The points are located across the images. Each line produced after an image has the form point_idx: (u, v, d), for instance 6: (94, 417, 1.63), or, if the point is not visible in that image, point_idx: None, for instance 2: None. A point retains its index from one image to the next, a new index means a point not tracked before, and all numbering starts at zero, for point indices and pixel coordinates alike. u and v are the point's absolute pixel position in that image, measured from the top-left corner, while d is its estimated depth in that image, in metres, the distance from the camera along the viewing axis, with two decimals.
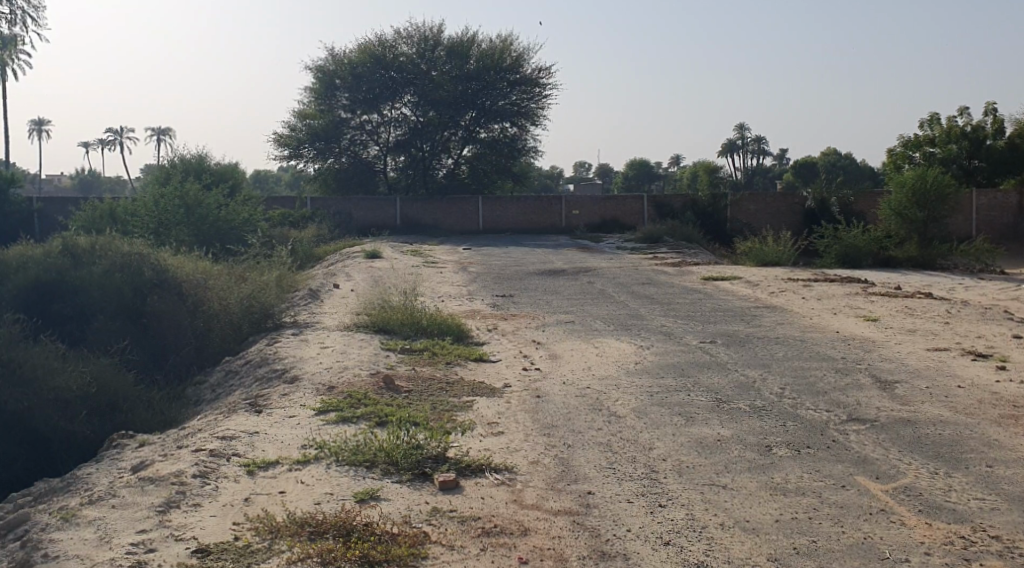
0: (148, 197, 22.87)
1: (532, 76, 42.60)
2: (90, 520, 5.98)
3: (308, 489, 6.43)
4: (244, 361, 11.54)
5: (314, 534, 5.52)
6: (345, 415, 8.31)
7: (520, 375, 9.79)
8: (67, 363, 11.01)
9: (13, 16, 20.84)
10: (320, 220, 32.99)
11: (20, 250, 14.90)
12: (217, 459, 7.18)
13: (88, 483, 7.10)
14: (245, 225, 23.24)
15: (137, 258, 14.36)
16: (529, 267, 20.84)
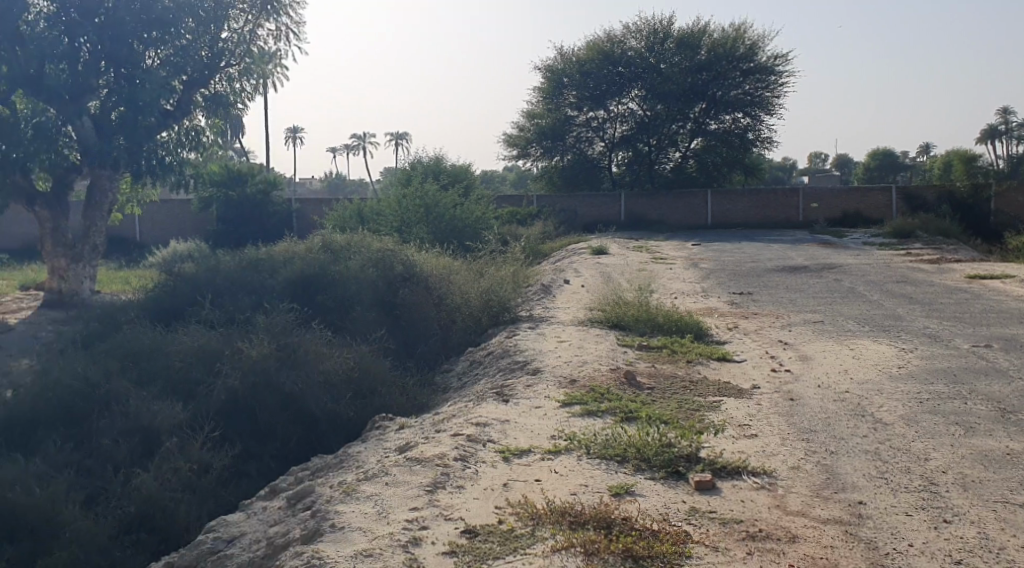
0: (392, 196, 24.54)
1: (767, 64, 40.87)
2: (368, 496, 6.43)
3: (564, 479, 6.54)
4: (488, 352, 11.98)
5: (575, 523, 5.59)
6: (592, 408, 8.39)
7: (768, 376, 9.41)
8: (332, 348, 11.93)
9: (279, 31, 23.00)
10: (546, 217, 33.59)
11: (286, 246, 16.40)
12: (475, 445, 7.48)
13: (359, 461, 7.66)
14: (479, 222, 24.11)
15: (387, 254, 15.37)
16: (765, 263, 20.08)
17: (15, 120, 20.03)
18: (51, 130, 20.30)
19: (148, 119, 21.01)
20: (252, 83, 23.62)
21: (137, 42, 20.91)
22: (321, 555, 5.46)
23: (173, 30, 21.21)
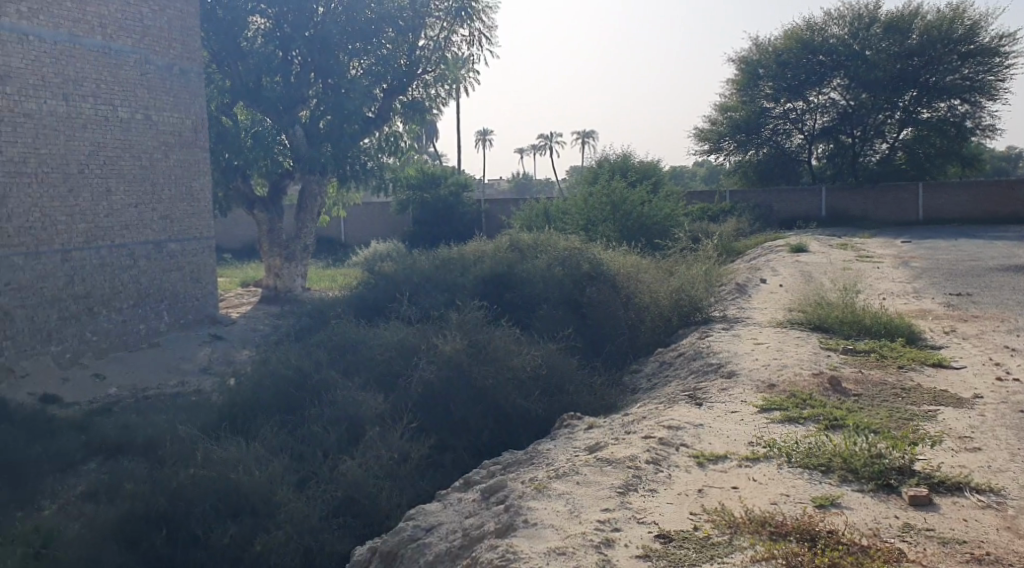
0: (580, 194, 24.62)
1: (991, 45, 37.35)
2: (559, 494, 6.44)
3: (762, 487, 6.24)
4: (679, 353, 11.72)
5: (776, 534, 5.31)
6: (791, 414, 7.97)
7: (994, 385, 8.56)
8: (523, 345, 12.11)
9: (472, 36, 23.68)
10: (739, 214, 32.52)
11: (477, 246, 16.84)
12: (667, 448, 7.31)
13: (550, 459, 7.69)
14: (668, 220, 23.70)
15: (576, 253, 15.42)
16: (987, 262, 18.36)
17: (236, 130, 21.37)
18: (267, 138, 21.46)
19: (352, 126, 22.39)
20: (446, 88, 24.29)
21: (343, 53, 22.37)
22: (515, 550, 5.50)
23: (374, 40, 22.45)
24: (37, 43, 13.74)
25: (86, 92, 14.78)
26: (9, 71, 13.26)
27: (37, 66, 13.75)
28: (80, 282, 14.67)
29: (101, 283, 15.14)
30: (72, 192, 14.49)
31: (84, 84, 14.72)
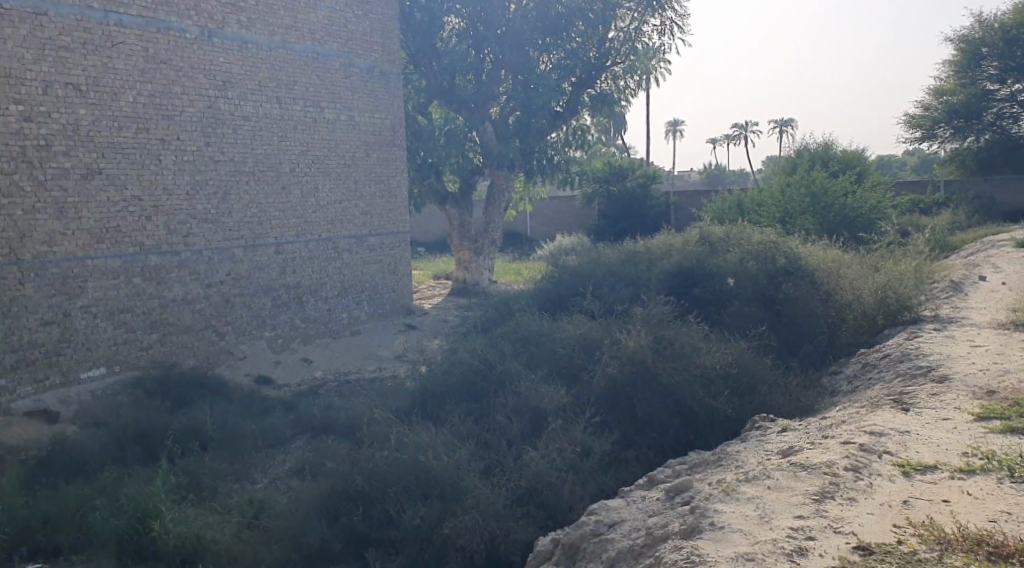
0: (775, 185, 23.60)
1: None
2: (749, 498, 6.16)
3: (979, 503, 5.66)
4: (884, 355, 10.92)
5: (995, 555, 4.80)
6: (1015, 424, 7.19)
7: None
8: (712, 342, 11.73)
9: (663, 26, 23.27)
10: (955, 206, 29.97)
11: (665, 240, 16.51)
12: (868, 455, 6.81)
13: (739, 461, 7.39)
14: (873, 212, 22.20)
15: (769, 247, 14.76)
16: None
17: (432, 128, 22.56)
18: (459, 136, 22.66)
19: (539, 120, 22.54)
20: (636, 80, 24.11)
21: (533, 49, 22.53)
22: (700, 552, 5.31)
23: (564, 35, 22.51)
24: (255, 51, 14.91)
25: (297, 94, 15.87)
26: (231, 77, 14.49)
27: (255, 72, 14.93)
28: (291, 273, 15.81)
29: (308, 275, 16.22)
30: (284, 189, 15.62)
31: (295, 88, 15.81)
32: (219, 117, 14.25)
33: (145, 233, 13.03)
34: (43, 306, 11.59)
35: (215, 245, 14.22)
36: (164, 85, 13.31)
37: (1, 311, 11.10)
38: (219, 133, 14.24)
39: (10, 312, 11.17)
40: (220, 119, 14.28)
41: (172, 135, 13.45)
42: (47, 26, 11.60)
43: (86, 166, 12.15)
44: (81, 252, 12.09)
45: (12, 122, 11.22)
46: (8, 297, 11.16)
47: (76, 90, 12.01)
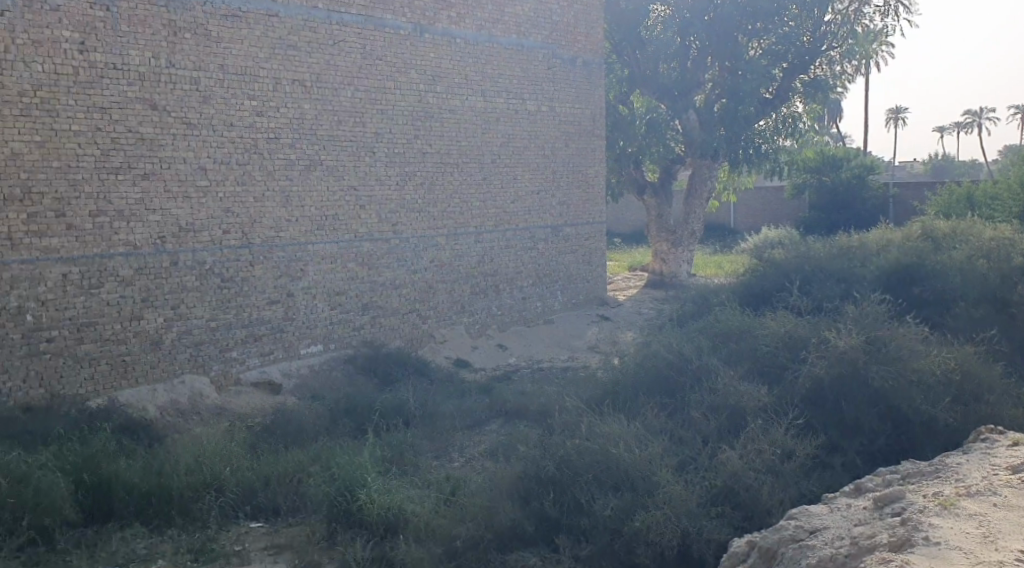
0: (1013, 177, 21.40)
1: None
2: (972, 515, 5.63)
3: None
4: None
5: None
6: None
7: None
8: (932, 345, 10.83)
9: (887, 7, 21.73)
10: None
11: (882, 234, 15.43)
12: None
13: (960, 474, 6.77)
14: None
15: (1004, 244, 13.42)
16: None
17: (634, 117, 22.34)
18: (662, 125, 22.18)
19: (748, 107, 21.65)
20: (853, 65, 22.73)
21: (742, 34, 21.80)
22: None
23: (776, 19, 21.52)
24: (463, 45, 15.47)
25: (501, 87, 16.28)
26: (440, 71, 15.10)
27: (462, 65, 15.48)
28: (490, 262, 16.28)
29: (507, 263, 16.63)
30: (486, 179, 16.09)
31: (500, 81, 16.23)
32: (428, 110, 14.89)
33: (359, 221, 13.87)
34: (270, 287, 12.63)
35: (421, 232, 14.89)
36: (378, 80, 14.07)
37: (235, 290, 12.20)
38: (427, 125, 14.89)
39: (242, 290, 12.27)
40: (429, 112, 14.92)
41: (385, 128, 14.21)
42: (278, 28, 12.59)
43: (309, 157, 13.09)
44: (302, 237, 13.05)
45: (247, 116, 12.27)
46: (240, 277, 12.26)
47: (302, 86, 12.95)
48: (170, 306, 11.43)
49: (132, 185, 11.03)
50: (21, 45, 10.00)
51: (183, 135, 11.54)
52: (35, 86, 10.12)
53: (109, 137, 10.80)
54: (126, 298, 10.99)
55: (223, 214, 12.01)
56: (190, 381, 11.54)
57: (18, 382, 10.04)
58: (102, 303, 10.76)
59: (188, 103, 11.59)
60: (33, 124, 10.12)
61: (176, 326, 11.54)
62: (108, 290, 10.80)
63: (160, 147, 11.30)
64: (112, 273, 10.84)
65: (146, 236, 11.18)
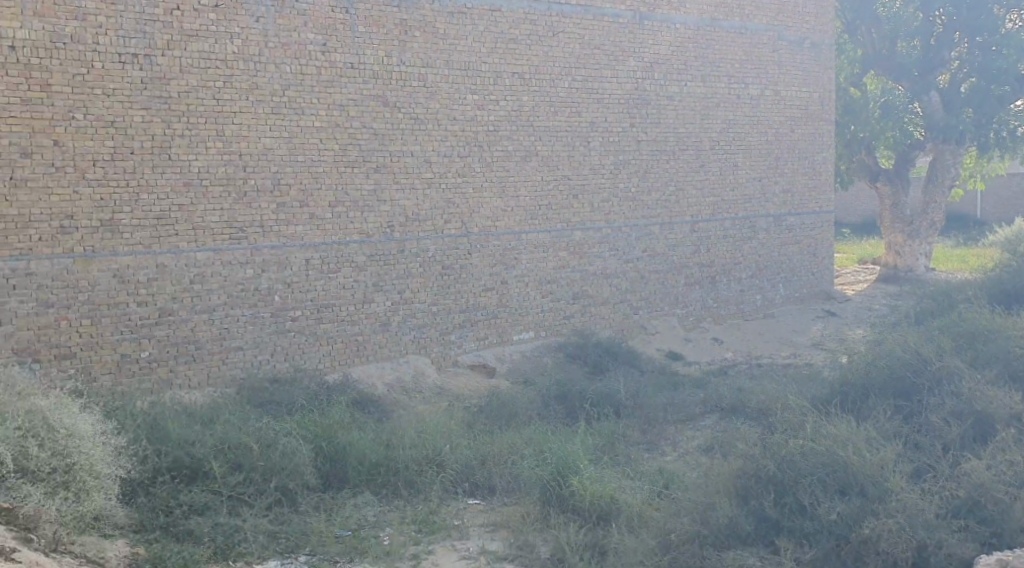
0: None
1: None
2: None
3: None
4: None
5: None
6: None
7: None
8: None
9: None
10: None
11: None
12: None
13: None
14: None
15: None
16: None
17: (868, 101, 21.03)
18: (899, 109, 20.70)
19: (1000, 85, 20.16)
20: None
21: (995, 6, 19.81)
22: None
23: None
24: (684, 30, 15.26)
25: (723, 72, 15.89)
26: (658, 58, 14.96)
27: (681, 52, 15.26)
28: (706, 252, 15.94)
29: (723, 254, 16.20)
30: (703, 167, 15.74)
31: (721, 66, 15.85)
32: (645, 97, 14.79)
33: (573, 210, 14.04)
34: (487, 274, 13.08)
35: (634, 222, 14.84)
36: (595, 70, 14.14)
37: (456, 276, 12.75)
38: (645, 114, 14.81)
39: (461, 277, 12.80)
40: (645, 100, 14.82)
41: (601, 117, 14.26)
42: (500, 22, 12.98)
43: (527, 147, 13.40)
44: (519, 226, 13.39)
45: (469, 110, 12.75)
46: (460, 264, 12.79)
47: (521, 78, 13.27)
48: (396, 290, 12.14)
49: (366, 176, 11.79)
50: (273, 48, 10.94)
51: (411, 129, 12.17)
52: (285, 87, 11.05)
53: (346, 133, 11.59)
54: (358, 283, 11.78)
55: (445, 203, 12.57)
56: (413, 361, 12.23)
57: (267, 356, 11.06)
58: (338, 287, 11.61)
59: (416, 99, 12.20)
60: (282, 121, 11.05)
61: (403, 309, 12.24)
62: (342, 275, 11.64)
63: (391, 141, 11.99)
64: (347, 259, 11.66)
65: (377, 224, 11.92)
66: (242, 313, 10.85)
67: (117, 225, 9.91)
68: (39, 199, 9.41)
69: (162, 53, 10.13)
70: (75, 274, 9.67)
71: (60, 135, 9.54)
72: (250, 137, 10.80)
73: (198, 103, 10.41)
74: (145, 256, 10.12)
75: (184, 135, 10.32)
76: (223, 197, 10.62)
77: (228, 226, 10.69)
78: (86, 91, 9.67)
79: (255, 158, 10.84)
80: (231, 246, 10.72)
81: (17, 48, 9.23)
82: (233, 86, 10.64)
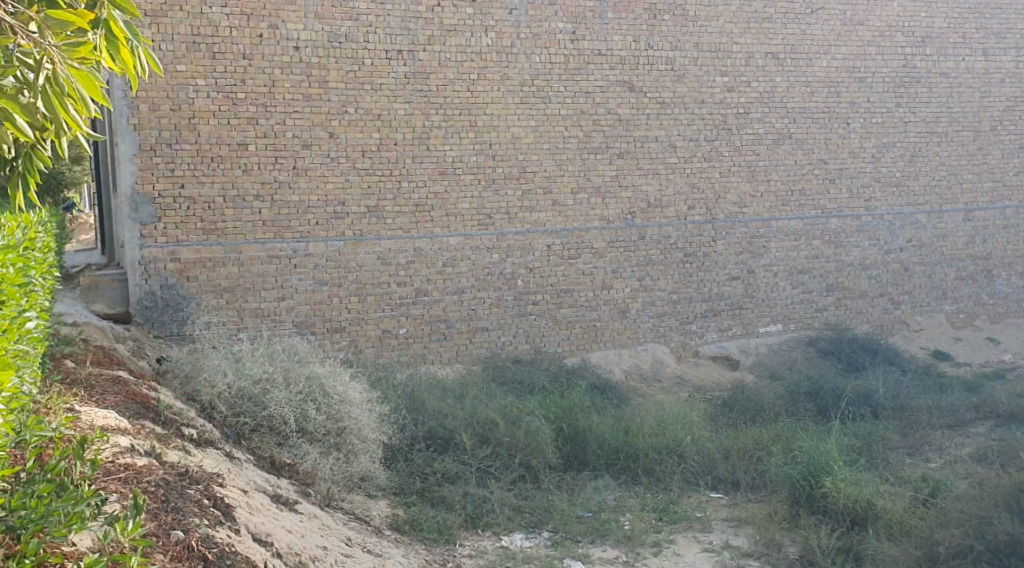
0: None
1: None
2: None
3: None
4: None
5: None
6: None
7: None
8: None
9: None
10: None
11: None
12: None
13: None
14: None
15: None
16: None
17: None
18: None
19: None
20: None
21: None
22: None
23: None
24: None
25: (1009, 44, 14.36)
26: (932, 31, 13.79)
27: (958, 23, 13.96)
28: (980, 243, 14.48)
29: (1002, 247, 14.64)
30: (981, 150, 14.31)
31: (1006, 37, 14.32)
32: (914, 74, 13.68)
33: (827, 196, 13.29)
34: (731, 263, 12.72)
35: (897, 209, 13.79)
36: (858, 46, 13.28)
37: (698, 264, 12.52)
38: (914, 92, 13.71)
39: (704, 265, 12.55)
40: (914, 77, 13.71)
41: (863, 97, 13.37)
42: (754, 1, 12.54)
43: (778, 131, 12.85)
44: (767, 213, 12.89)
45: (718, 93, 12.43)
46: (703, 252, 12.54)
47: (775, 59, 12.74)
48: (636, 277, 12.14)
49: (609, 163, 11.86)
50: (524, 39, 11.26)
51: (656, 115, 12.08)
52: (534, 76, 11.34)
53: (592, 120, 11.71)
54: (599, 268, 11.90)
55: (690, 189, 12.36)
56: (653, 350, 12.19)
57: (511, 337, 11.48)
58: (579, 272, 11.79)
59: (663, 84, 12.08)
60: (531, 110, 11.36)
61: (643, 296, 12.22)
62: (584, 260, 11.80)
63: (636, 127, 11.97)
64: (589, 244, 11.81)
65: (619, 211, 11.96)
66: (489, 296, 11.33)
67: (380, 210, 10.70)
68: (316, 186, 10.39)
69: (424, 47, 10.76)
70: (345, 255, 10.58)
71: (334, 128, 10.43)
72: (500, 126, 11.21)
73: (454, 95, 10.95)
74: (404, 240, 10.85)
75: (441, 126, 10.91)
76: (473, 184, 11.12)
77: (478, 212, 11.18)
78: (357, 87, 10.49)
79: (503, 146, 11.24)
80: (481, 231, 11.21)
81: (301, 49, 10.21)
82: (487, 77, 11.09)
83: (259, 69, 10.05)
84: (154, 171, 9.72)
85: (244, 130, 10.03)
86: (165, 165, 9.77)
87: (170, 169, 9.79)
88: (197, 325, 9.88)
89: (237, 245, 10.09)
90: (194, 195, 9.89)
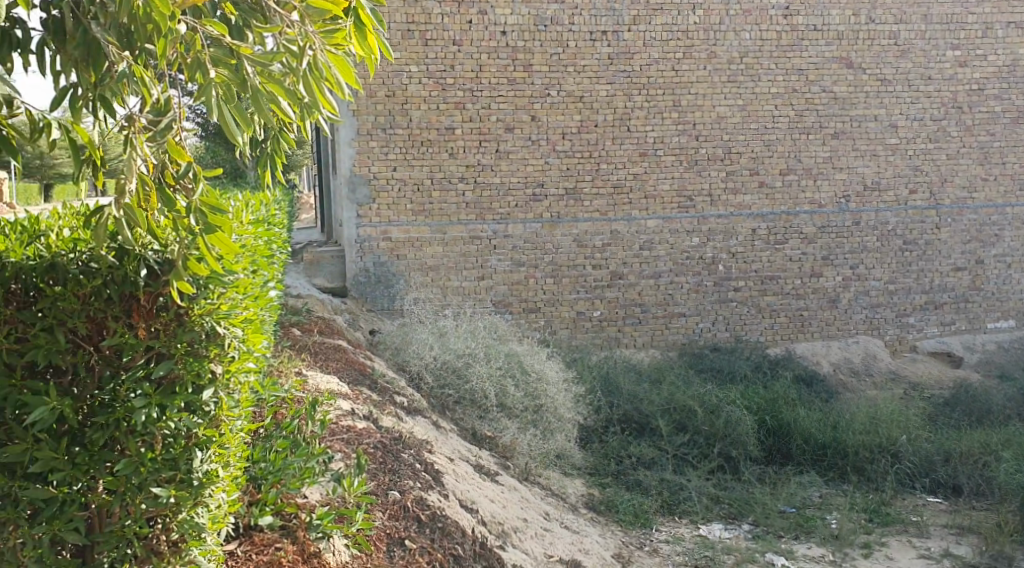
0: None
1: None
2: None
3: None
4: None
5: None
6: None
7: None
8: None
9: None
10: None
11: None
12: None
13: None
14: None
15: None
16: None
17: None
18: None
19: None
20: None
21: None
22: None
23: None
24: None
25: None
26: None
27: None
28: None
29: None
30: None
31: None
32: None
33: None
34: (958, 252, 11.79)
35: None
36: None
37: (920, 253, 11.69)
38: None
39: (926, 254, 11.70)
40: None
41: None
42: None
43: (1019, 108, 11.73)
44: (1001, 198, 11.82)
45: (948, 68, 11.51)
46: (925, 240, 11.69)
47: (1018, 28, 11.61)
48: (849, 264, 11.52)
49: (822, 144, 11.29)
50: (734, 16, 10.93)
51: (877, 92, 11.36)
52: (744, 53, 10.99)
53: (804, 98, 11.19)
54: (807, 255, 11.40)
55: (913, 171, 11.55)
56: (865, 343, 11.54)
57: (710, 323, 11.25)
58: (787, 258, 11.35)
59: (885, 59, 11.33)
60: (739, 89, 11.02)
61: (856, 285, 11.58)
62: (791, 246, 11.34)
63: (853, 105, 11.32)
64: (797, 229, 11.34)
65: (831, 194, 11.38)
66: (687, 280, 11.14)
67: (579, 192, 10.78)
68: (518, 168, 10.62)
69: (629, 27, 10.70)
70: (543, 236, 10.75)
71: (537, 111, 10.60)
72: (705, 106, 10.95)
73: (658, 74, 10.82)
74: (602, 222, 10.87)
75: (644, 106, 10.82)
76: (675, 165, 10.95)
77: (678, 194, 11.00)
78: (561, 69, 10.60)
79: (708, 127, 10.98)
80: (681, 213, 11.03)
81: (508, 33, 10.44)
82: (693, 56, 10.87)
83: (468, 54, 10.38)
84: (370, 154, 10.31)
85: (451, 114, 10.41)
86: (380, 149, 10.34)
87: (384, 153, 10.34)
88: (405, 301, 10.47)
89: (443, 225, 10.52)
90: (405, 176, 10.41)
